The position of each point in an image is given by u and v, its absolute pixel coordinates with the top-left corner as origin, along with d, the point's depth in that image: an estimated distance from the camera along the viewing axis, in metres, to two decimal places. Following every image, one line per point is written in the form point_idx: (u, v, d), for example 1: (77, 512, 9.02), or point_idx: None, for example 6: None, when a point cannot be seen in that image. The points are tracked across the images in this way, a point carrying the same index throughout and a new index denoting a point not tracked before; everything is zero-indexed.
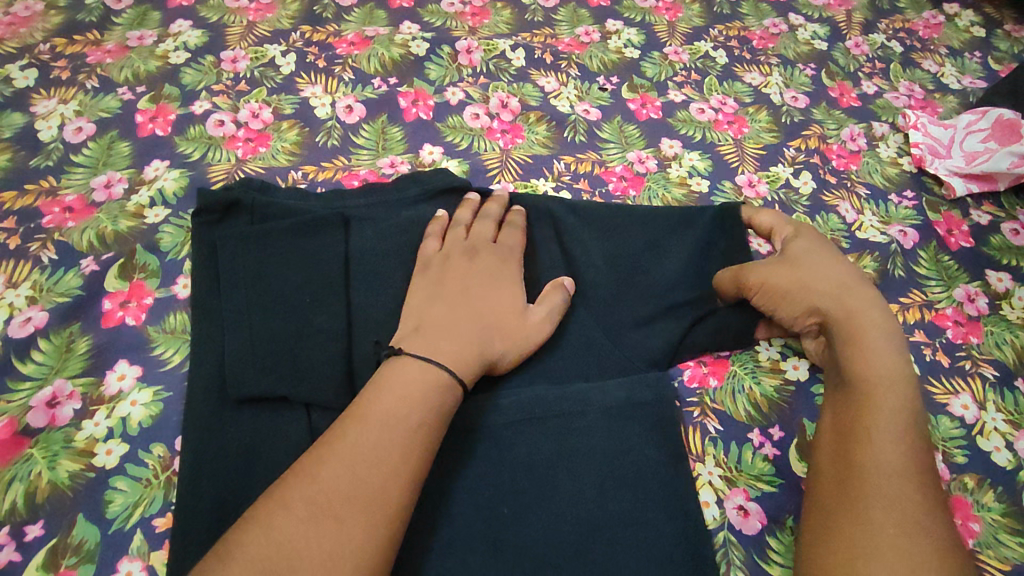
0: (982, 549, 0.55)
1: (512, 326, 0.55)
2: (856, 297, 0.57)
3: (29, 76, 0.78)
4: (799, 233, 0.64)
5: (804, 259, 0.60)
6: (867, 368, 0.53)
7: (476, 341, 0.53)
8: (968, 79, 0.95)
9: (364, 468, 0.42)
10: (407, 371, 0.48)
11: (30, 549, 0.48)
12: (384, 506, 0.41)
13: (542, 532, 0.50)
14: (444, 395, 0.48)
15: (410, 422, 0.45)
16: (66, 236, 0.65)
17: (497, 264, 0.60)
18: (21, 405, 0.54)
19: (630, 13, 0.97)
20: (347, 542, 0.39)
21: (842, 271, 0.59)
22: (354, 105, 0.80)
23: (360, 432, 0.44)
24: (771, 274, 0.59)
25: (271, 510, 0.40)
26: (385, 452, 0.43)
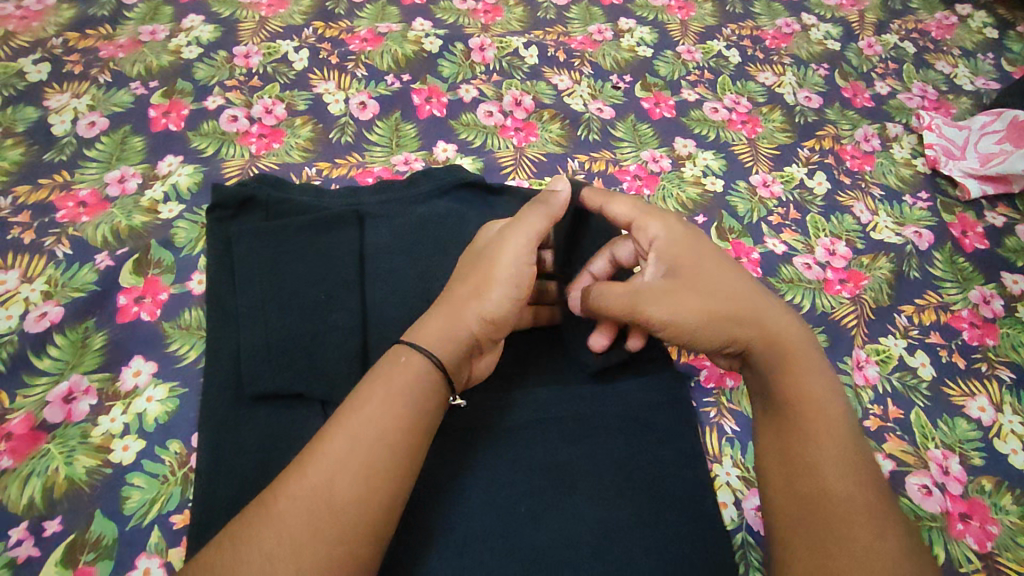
0: (1000, 552, 0.54)
1: (480, 282, 0.50)
2: (765, 317, 0.48)
3: (41, 70, 0.78)
4: (668, 228, 0.53)
5: (694, 272, 0.50)
6: (799, 392, 0.45)
7: (444, 312, 0.49)
8: (981, 80, 0.95)
9: (302, 526, 0.37)
10: (366, 385, 0.43)
11: (47, 545, 0.48)
12: (330, 502, 0.38)
13: (560, 531, 0.50)
14: (410, 403, 0.43)
15: (362, 411, 0.41)
16: (81, 231, 0.64)
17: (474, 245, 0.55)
18: (38, 400, 0.54)
19: (643, 12, 0.96)
20: (287, 542, 0.36)
21: (736, 278, 0.51)
22: (367, 101, 0.80)
23: (304, 461, 0.39)
24: (672, 307, 0.48)
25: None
26: (334, 499, 0.38)
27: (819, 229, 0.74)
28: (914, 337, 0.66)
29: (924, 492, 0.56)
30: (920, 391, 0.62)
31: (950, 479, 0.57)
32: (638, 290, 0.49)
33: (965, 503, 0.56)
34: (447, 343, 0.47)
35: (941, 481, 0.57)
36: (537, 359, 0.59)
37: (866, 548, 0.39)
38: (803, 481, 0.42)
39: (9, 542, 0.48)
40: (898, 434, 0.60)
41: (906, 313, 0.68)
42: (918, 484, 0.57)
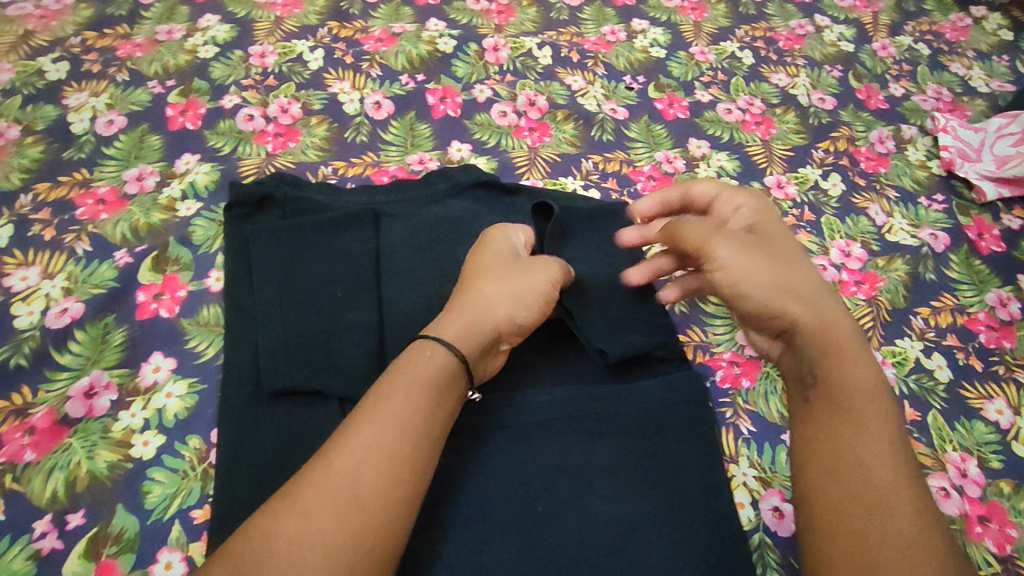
0: (1019, 555, 0.54)
1: (515, 285, 0.51)
2: (824, 301, 0.48)
3: (60, 69, 0.78)
4: (751, 205, 0.56)
5: (763, 239, 0.52)
6: (848, 382, 0.44)
7: (475, 309, 0.49)
8: (996, 82, 0.95)
9: (330, 517, 0.37)
10: (388, 377, 0.44)
11: (69, 539, 0.48)
12: (357, 494, 0.38)
13: (578, 530, 0.50)
14: (432, 399, 0.43)
15: (387, 403, 0.42)
16: (100, 228, 0.65)
17: (503, 249, 0.55)
18: (59, 395, 0.54)
19: (656, 13, 0.96)
20: (316, 533, 0.36)
21: (796, 252, 0.52)
22: (382, 101, 0.80)
23: (331, 452, 0.40)
24: (732, 258, 0.49)
25: (223, 568, 0.35)
26: (359, 493, 0.38)
27: (834, 230, 0.74)
28: (931, 340, 0.66)
29: (942, 494, 0.56)
30: (937, 393, 0.62)
31: (968, 482, 0.57)
32: (718, 234, 0.50)
33: (983, 506, 0.56)
34: (475, 342, 0.47)
35: (960, 484, 0.57)
36: (553, 359, 0.59)
37: (908, 547, 0.38)
38: (844, 473, 0.41)
39: (33, 535, 0.48)
40: (916, 436, 0.59)
41: (922, 315, 0.68)
42: (936, 486, 0.56)
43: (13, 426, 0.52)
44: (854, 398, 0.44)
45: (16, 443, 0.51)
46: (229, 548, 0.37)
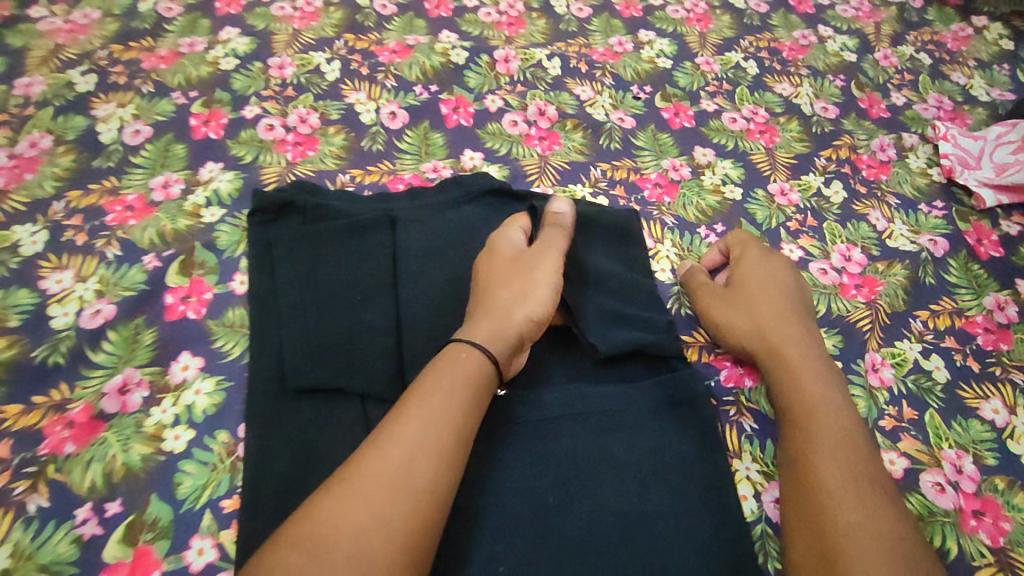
0: (1014, 547, 0.55)
1: (530, 291, 0.58)
2: (781, 340, 0.61)
3: (89, 81, 0.81)
4: (747, 257, 0.70)
5: (742, 289, 0.66)
6: (801, 395, 0.57)
7: (498, 315, 0.55)
8: (997, 91, 0.97)
9: (390, 502, 0.41)
10: (427, 378, 0.49)
11: (109, 525, 0.51)
12: (410, 483, 0.42)
13: (587, 520, 0.52)
14: (467, 398, 0.48)
15: (430, 402, 0.47)
16: (129, 234, 0.68)
17: (511, 261, 0.61)
18: (95, 391, 0.57)
19: (662, 24, 0.99)
20: (379, 517, 0.40)
21: (781, 291, 0.66)
22: (397, 111, 0.83)
23: (381, 446, 0.44)
24: (710, 304, 0.66)
25: (293, 551, 0.38)
26: (413, 483, 0.42)
27: (836, 235, 0.76)
28: (929, 341, 0.68)
29: (938, 489, 0.58)
30: (935, 394, 0.65)
31: (964, 478, 0.59)
32: (701, 285, 0.69)
33: (978, 501, 0.58)
34: (506, 339, 0.54)
35: (955, 480, 0.59)
36: (563, 357, 0.62)
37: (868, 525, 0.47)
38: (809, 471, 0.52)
39: (75, 521, 0.51)
40: (912, 434, 0.62)
41: (921, 318, 0.70)
42: (932, 481, 0.58)
43: (53, 420, 0.55)
44: (812, 415, 0.55)
45: (57, 435, 0.54)
46: (293, 534, 0.40)
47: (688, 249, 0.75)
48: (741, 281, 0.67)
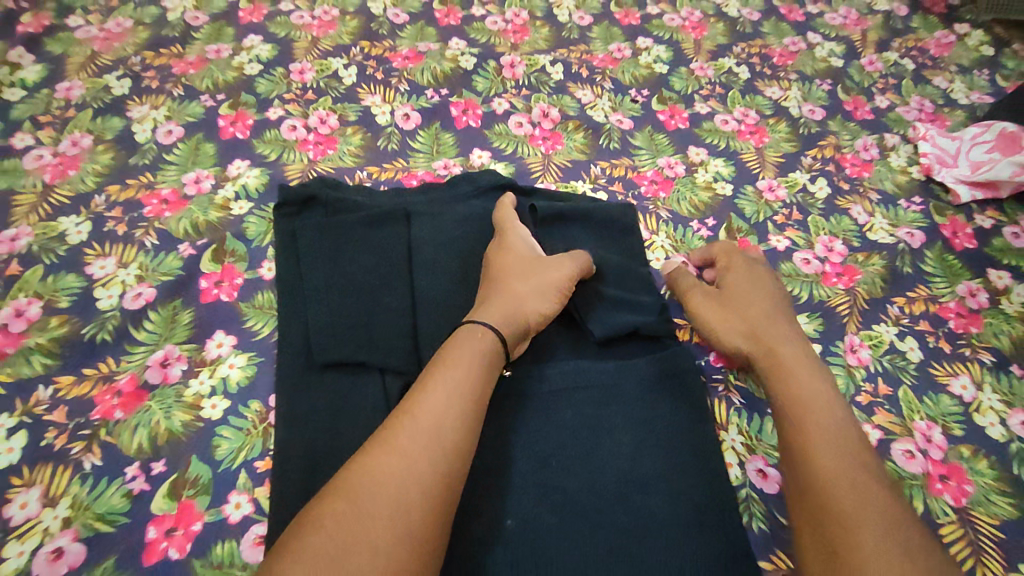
0: (974, 507, 0.61)
1: (542, 286, 0.64)
2: (772, 336, 0.64)
3: (124, 85, 0.87)
4: (735, 262, 0.73)
5: (732, 292, 0.69)
6: (791, 375, 0.60)
7: (512, 302, 0.61)
8: (976, 94, 1.02)
9: (424, 456, 0.47)
10: (448, 352, 0.55)
11: (155, 481, 0.57)
12: (440, 440, 0.48)
13: (587, 480, 0.58)
14: (484, 372, 0.54)
15: (452, 373, 0.53)
16: (165, 225, 0.74)
17: (524, 257, 0.67)
18: (139, 363, 0.63)
19: (659, 32, 1.05)
20: (414, 470, 0.46)
21: (770, 294, 0.69)
22: (410, 113, 0.89)
23: (411, 412, 0.50)
24: (704, 307, 0.69)
25: (341, 502, 0.44)
26: (443, 440, 0.48)
27: (819, 228, 0.82)
28: (905, 325, 0.74)
29: (908, 456, 0.64)
30: (909, 371, 0.70)
31: (932, 446, 0.65)
32: (694, 288, 0.71)
33: (944, 467, 0.64)
34: (517, 325, 0.60)
35: (924, 447, 0.65)
36: (564, 337, 0.68)
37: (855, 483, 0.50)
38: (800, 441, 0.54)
39: (126, 477, 0.57)
40: (887, 407, 0.67)
41: (898, 304, 0.76)
42: (903, 449, 0.64)
43: (103, 390, 0.61)
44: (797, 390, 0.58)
45: (107, 403, 0.61)
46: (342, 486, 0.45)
47: (682, 240, 0.80)
48: (731, 285, 0.70)
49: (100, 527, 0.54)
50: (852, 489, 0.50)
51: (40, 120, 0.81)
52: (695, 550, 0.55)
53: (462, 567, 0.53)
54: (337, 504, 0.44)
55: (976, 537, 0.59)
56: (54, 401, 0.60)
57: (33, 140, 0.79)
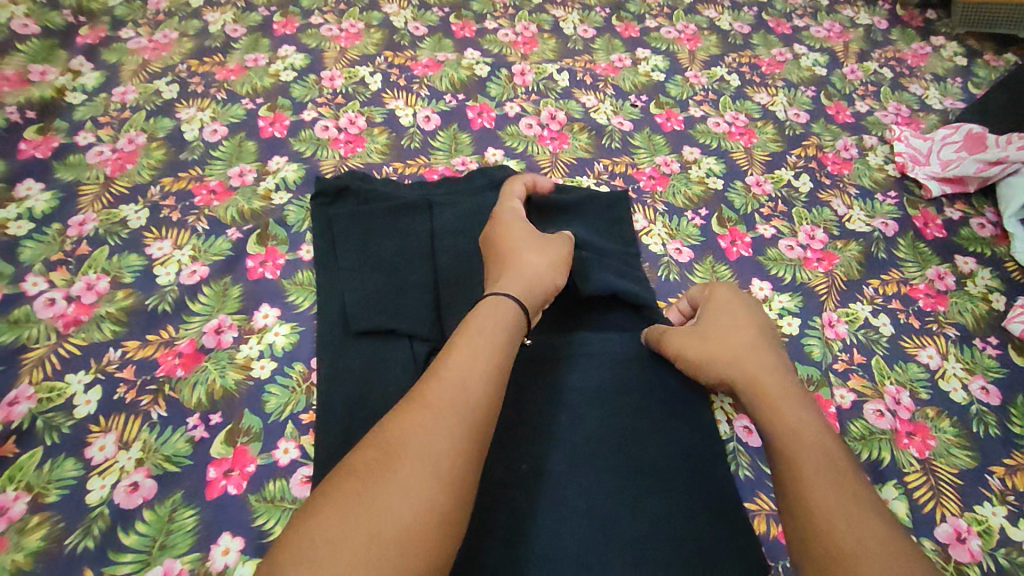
0: (937, 459, 0.69)
1: (552, 258, 0.69)
2: (754, 359, 0.61)
3: (172, 89, 0.96)
4: (715, 296, 0.70)
5: (710, 324, 0.66)
6: (767, 377, 0.59)
7: (529, 274, 0.65)
8: (949, 100, 1.11)
9: (451, 407, 0.49)
10: (468, 321, 0.57)
11: (213, 430, 0.65)
12: (466, 393, 0.51)
13: (593, 432, 0.66)
14: (507, 336, 0.58)
15: (476, 336, 0.56)
16: (215, 212, 0.82)
17: (527, 233, 0.71)
18: (196, 331, 0.71)
19: (657, 43, 1.14)
20: (441, 420, 0.48)
21: (750, 321, 0.66)
22: (431, 116, 0.98)
23: (438, 373, 0.52)
24: (687, 346, 0.65)
25: (374, 450, 0.45)
26: (468, 392, 0.51)
27: (802, 219, 0.91)
28: (878, 303, 0.82)
29: (878, 415, 0.72)
30: (881, 343, 0.78)
31: (901, 407, 0.73)
32: (671, 332, 0.67)
33: (911, 425, 0.71)
34: (536, 295, 0.64)
35: (893, 408, 0.72)
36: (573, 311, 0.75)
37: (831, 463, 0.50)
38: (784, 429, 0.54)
39: (188, 426, 0.65)
40: (860, 373, 0.75)
41: (873, 285, 0.84)
42: (874, 409, 0.72)
43: (165, 352, 0.69)
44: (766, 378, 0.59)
45: (170, 363, 0.68)
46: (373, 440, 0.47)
47: (677, 229, 0.88)
48: (710, 318, 0.67)
49: (167, 467, 0.62)
50: (824, 459, 0.50)
51: (100, 121, 0.91)
52: (688, 492, 0.63)
53: (484, 503, 0.61)
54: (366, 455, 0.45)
55: (937, 484, 0.67)
56: (123, 361, 0.68)
57: (95, 138, 0.89)
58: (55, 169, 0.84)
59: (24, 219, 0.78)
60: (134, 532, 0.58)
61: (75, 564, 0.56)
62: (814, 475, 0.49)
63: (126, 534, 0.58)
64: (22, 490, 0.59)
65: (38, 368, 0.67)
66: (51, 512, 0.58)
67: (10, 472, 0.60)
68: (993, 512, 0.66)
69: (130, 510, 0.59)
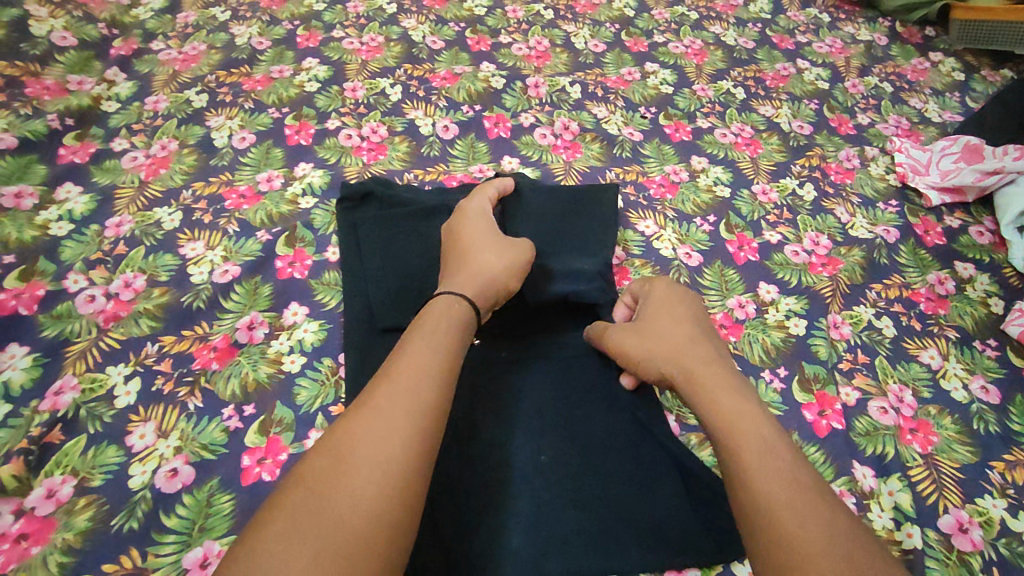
0: (939, 453, 0.72)
1: (506, 262, 0.71)
2: (691, 359, 0.64)
3: (202, 99, 1.01)
4: (654, 293, 0.73)
5: (648, 321, 0.70)
6: (709, 372, 0.62)
7: (479, 278, 0.68)
8: (948, 114, 1.15)
9: (398, 405, 0.51)
10: (426, 324, 0.61)
11: (247, 420, 0.68)
12: (416, 392, 0.53)
13: (605, 425, 0.69)
14: (460, 337, 0.61)
15: (427, 336, 0.59)
16: (245, 215, 0.86)
17: (487, 234, 0.73)
18: (229, 327, 0.75)
19: (665, 58, 1.19)
20: (389, 419, 0.50)
21: (687, 319, 0.69)
22: (449, 125, 1.02)
23: (385, 377, 0.54)
24: (627, 341, 0.68)
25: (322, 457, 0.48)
26: (418, 390, 0.53)
27: (807, 225, 0.94)
28: (881, 306, 0.85)
29: (882, 411, 0.75)
30: (884, 344, 0.81)
31: (904, 405, 0.76)
32: (611, 330, 0.71)
33: (913, 421, 0.74)
34: (485, 299, 0.68)
35: (896, 406, 0.75)
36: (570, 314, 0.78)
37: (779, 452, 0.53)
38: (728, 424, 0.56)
39: (223, 416, 0.68)
40: (864, 372, 0.78)
41: (876, 289, 0.87)
42: (878, 406, 0.75)
43: (200, 347, 0.73)
44: (713, 372, 0.62)
45: (205, 356, 0.72)
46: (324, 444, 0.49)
47: (687, 234, 0.92)
48: (648, 315, 0.70)
49: (204, 455, 0.65)
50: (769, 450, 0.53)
51: (134, 128, 0.95)
52: (700, 480, 0.66)
53: (505, 490, 0.65)
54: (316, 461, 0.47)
55: (939, 477, 0.70)
56: (160, 354, 0.72)
57: (129, 144, 0.93)
58: (92, 173, 0.88)
59: (64, 220, 0.82)
60: (175, 515, 0.61)
61: (120, 544, 0.59)
62: (772, 478, 0.51)
63: (168, 517, 0.61)
64: (68, 474, 0.62)
65: (81, 360, 0.70)
66: (97, 495, 0.61)
67: (57, 457, 0.63)
68: (994, 504, 0.69)
69: (170, 494, 0.62)
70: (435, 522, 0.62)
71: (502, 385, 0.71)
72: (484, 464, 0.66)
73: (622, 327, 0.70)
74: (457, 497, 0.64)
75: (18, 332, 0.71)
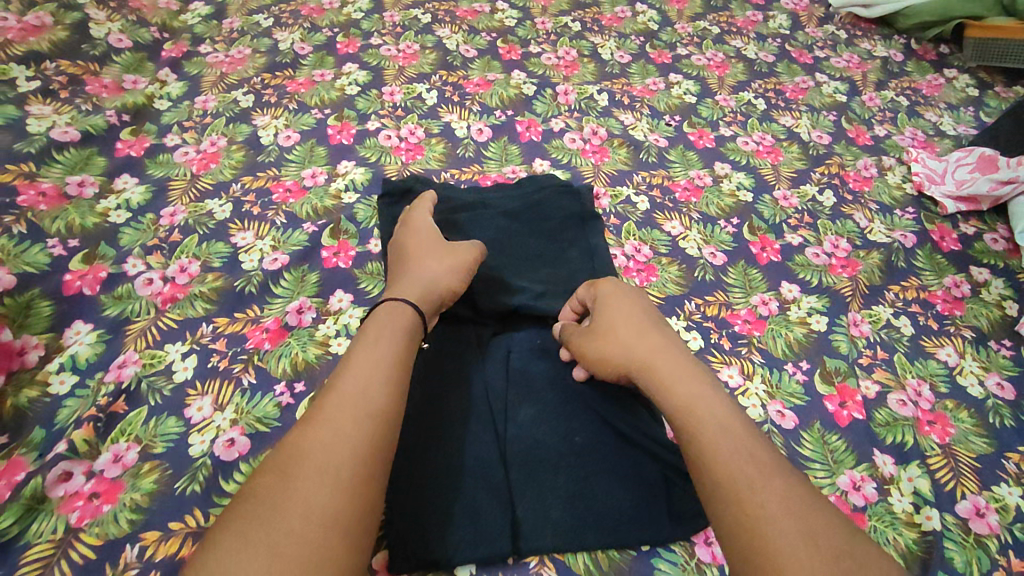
0: (956, 444, 0.75)
1: (443, 263, 0.74)
2: (648, 357, 0.65)
3: (249, 99, 1.06)
4: (607, 292, 0.74)
5: (608, 324, 0.70)
6: (661, 370, 0.64)
7: (421, 281, 0.71)
8: (962, 127, 1.19)
9: (345, 416, 0.54)
10: (373, 330, 0.63)
11: (298, 397, 0.72)
12: (366, 400, 0.56)
13: (641, 407, 0.72)
14: (408, 340, 0.64)
15: (376, 344, 0.62)
16: (292, 208, 0.90)
17: (425, 243, 0.78)
18: (279, 311, 0.79)
19: (688, 69, 1.24)
20: (335, 429, 0.53)
21: (641, 316, 0.70)
22: (483, 128, 1.07)
23: (335, 388, 0.57)
24: (594, 348, 0.69)
25: (272, 472, 0.51)
26: (366, 397, 0.56)
27: (827, 229, 0.98)
28: (899, 307, 0.88)
29: (901, 403, 0.78)
30: (902, 342, 0.84)
31: (922, 398, 0.79)
32: (579, 337, 0.71)
33: (932, 414, 0.77)
34: (431, 299, 0.71)
35: (915, 399, 0.78)
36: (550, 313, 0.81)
37: (731, 453, 0.55)
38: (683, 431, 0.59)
39: (275, 393, 0.71)
40: (884, 367, 0.81)
41: (894, 290, 0.90)
42: (897, 398, 0.78)
43: (252, 328, 0.77)
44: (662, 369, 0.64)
45: (258, 337, 0.76)
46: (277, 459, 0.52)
47: (711, 235, 0.96)
48: (604, 318, 0.71)
49: (258, 427, 0.69)
50: (721, 450, 0.55)
51: (185, 125, 1.00)
52: None
53: (545, 465, 0.67)
54: (266, 478, 0.51)
55: (957, 466, 0.73)
56: (215, 334, 0.76)
57: (181, 140, 0.98)
58: (147, 166, 0.93)
59: (122, 209, 0.87)
60: (234, 481, 0.64)
61: (184, 505, 0.62)
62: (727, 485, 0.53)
63: (227, 482, 0.64)
64: (133, 441, 0.66)
65: (141, 337, 0.74)
66: (160, 461, 0.65)
67: (122, 425, 0.67)
68: (1009, 492, 0.71)
69: (228, 461, 0.66)
70: (465, 495, 0.64)
71: (538, 368, 0.75)
72: (522, 442, 0.68)
73: (587, 335, 0.71)
74: (491, 472, 0.66)
75: (82, 311, 0.75)
